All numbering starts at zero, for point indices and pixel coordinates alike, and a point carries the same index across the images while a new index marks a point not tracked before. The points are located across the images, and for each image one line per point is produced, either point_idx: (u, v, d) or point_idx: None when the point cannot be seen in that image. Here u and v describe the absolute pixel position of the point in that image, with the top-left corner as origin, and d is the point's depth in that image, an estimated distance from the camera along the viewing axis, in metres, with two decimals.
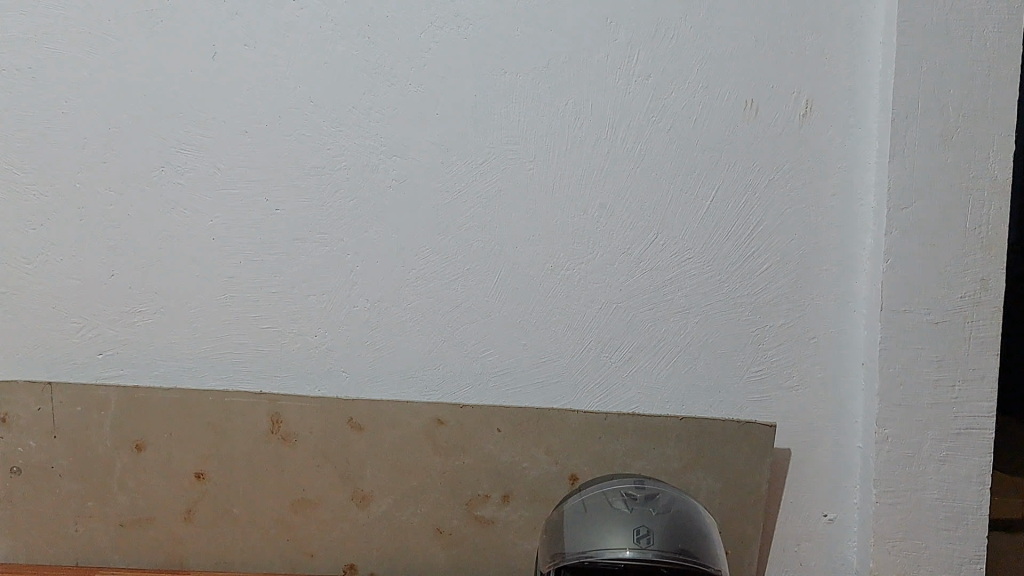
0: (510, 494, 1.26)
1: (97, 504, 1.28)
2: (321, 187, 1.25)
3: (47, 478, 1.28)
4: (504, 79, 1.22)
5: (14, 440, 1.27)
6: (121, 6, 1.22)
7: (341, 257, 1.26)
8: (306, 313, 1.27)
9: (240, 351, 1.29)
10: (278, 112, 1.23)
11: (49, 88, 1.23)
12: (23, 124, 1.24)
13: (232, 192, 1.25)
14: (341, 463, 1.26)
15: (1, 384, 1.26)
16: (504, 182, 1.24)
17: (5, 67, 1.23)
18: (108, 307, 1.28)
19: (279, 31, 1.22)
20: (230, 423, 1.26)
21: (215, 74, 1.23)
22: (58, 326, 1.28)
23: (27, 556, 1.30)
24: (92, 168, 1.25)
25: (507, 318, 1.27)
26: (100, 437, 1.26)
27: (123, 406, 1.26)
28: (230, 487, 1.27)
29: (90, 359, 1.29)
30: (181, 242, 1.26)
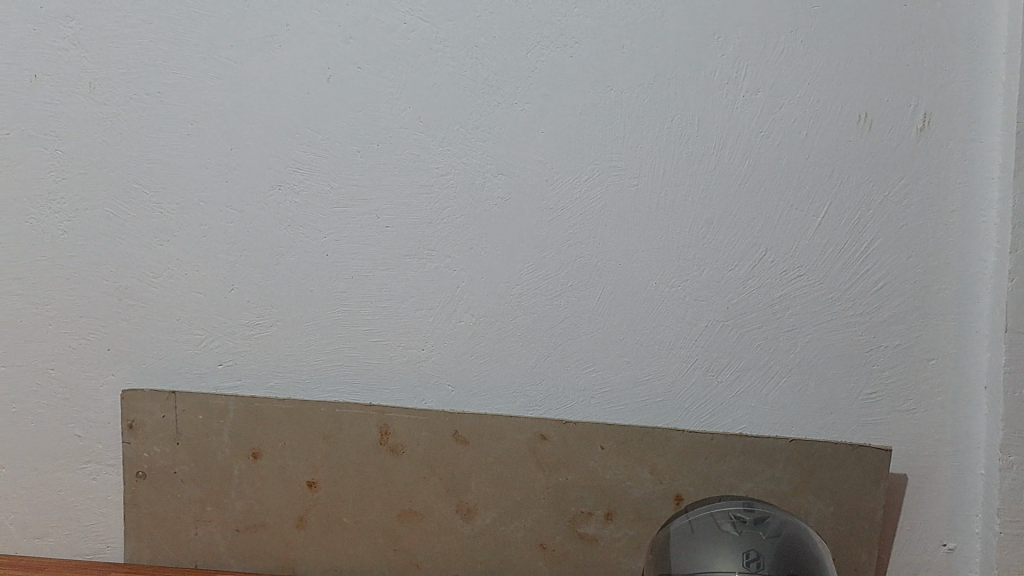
0: (614, 513, 1.26)
1: (215, 508, 1.34)
2: (429, 204, 1.28)
3: (170, 483, 1.35)
4: (610, 97, 1.22)
5: (141, 446, 1.34)
6: (241, 31, 1.27)
7: (447, 273, 1.28)
8: (414, 327, 1.30)
9: (350, 363, 1.32)
10: (390, 133, 1.27)
11: (176, 112, 1.30)
12: (150, 146, 1.31)
13: (345, 210, 1.29)
14: (446, 475, 1.28)
15: (129, 393, 1.34)
16: (610, 200, 1.24)
17: (136, 92, 1.30)
18: (227, 319, 1.33)
19: (390, 54, 1.25)
20: (340, 434, 1.29)
21: (328, 96, 1.27)
22: (181, 338, 1.35)
23: (151, 555, 1.37)
24: (215, 187, 1.31)
25: (612, 334, 1.27)
26: (220, 444, 1.32)
27: (240, 415, 1.31)
28: (339, 496, 1.31)
29: (211, 369, 1.35)
30: (295, 258, 1.31)
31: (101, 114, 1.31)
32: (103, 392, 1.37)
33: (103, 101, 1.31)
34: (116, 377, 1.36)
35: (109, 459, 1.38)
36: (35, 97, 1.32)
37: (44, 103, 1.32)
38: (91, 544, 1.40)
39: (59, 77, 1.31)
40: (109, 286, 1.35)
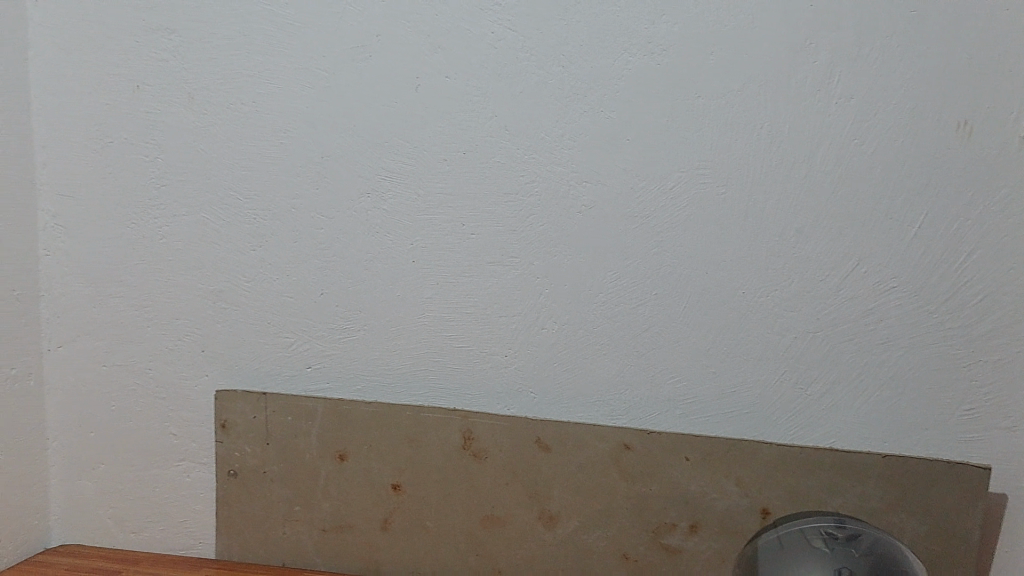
0: (698, 524, 1.24)
1: (303, 507, 1.37)
2: (515, 212, 1.28)
3: (260, 481, 1.39)
4: (698, 105, 1.21)
5: (233, 445, 1.39)
6: (332, 42, 1.30)
7: (532, 280, 1.29)
8: (499, 333, 1.31)
9: (435, 368, 1.34)
10: (476, 141, 1.28)
11: (269, 121, 1.34)
12: (245, 153, 1.35)
13: (431, 217, 1.31)
14: (529, 482, 1.28)
15: (222, 393, 1.38)
16: (697, 208, 1.23)
17: (232, 102, 1.35)
18: (316, 323, 1.36)
19: (477, 62, 1.26)
20: (425, 438, 1.31)
21: (416, 104, 1.29)
22: (272, 340, 1.38)
23: (241, 551, 1.41)
24: (306, 194, 1.34)
25: (698, 344, 1.25)
26: (308, 445, 1.35)
27: (327, 417, 1.34)
28: (423, 499, 1.32)
29: (299, 371, 1.38)
30: (382, 264, 1.33)
31: (199, 123, 1.36)
32: (197, 392, 1.41)
33: (202, 110, 1.36)
34: (210, 378, 1.41)
35: (202, 457, 1.42)
36: (139, 107, 1.37)
37: (148, 112, 1.37)
38: (184, 539, 1.44)
39: (161, 87, 1.36)
40: (204, 289, 1.39)
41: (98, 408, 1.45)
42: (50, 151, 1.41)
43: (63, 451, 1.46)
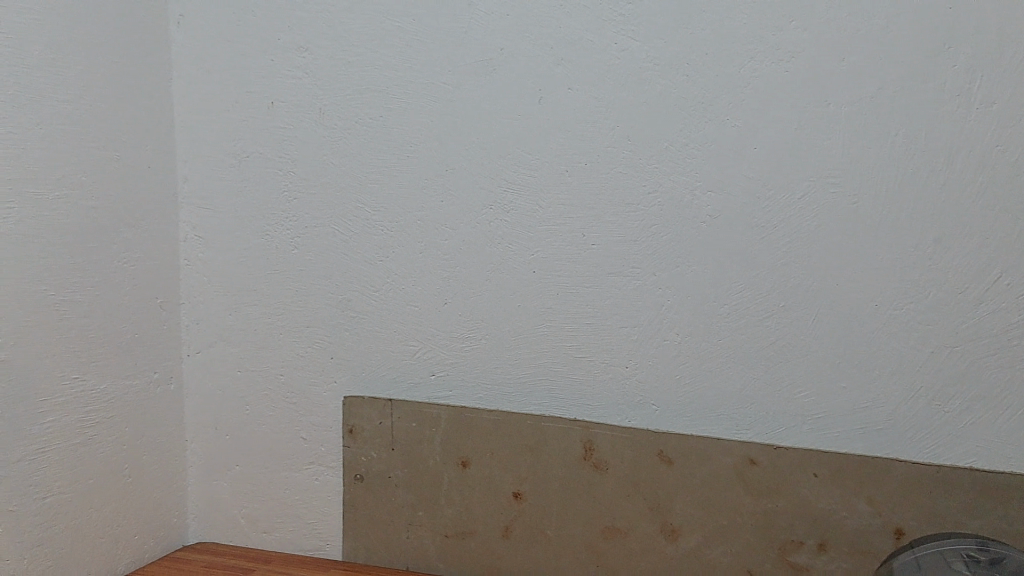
0: (827, 543, 1.21)
1: (426, 513, 1.40)
2: (637, 222, 1.28)
3: (386, 486, 1.42)
4: (827, 112, 1.18)
5: (360, 449, 1.43)
6: (457, 57, 1.33)
7: (654, 291, 1.28)
8: (620, 344, 1.30)
9: (554, 378, 1.34)
10: (598, 151, 1.28)
11: (396, 134, 1.38)
12: (372, 166, 1.40)
13: (553, 227, 1.32)
14: (651, 494, 1.27)
15: (351, 399, 1.43)
16: (826, 217, 1.20)
17: (361, 117, 1.39)
18: (440, 332, 1.39)
19: (600, 74, 1.27)
20: (546, 447, 1.32)
21: (539, 116, 1.30)
22: (397, 348, 1.42)
23: (367, 554, 1.45)
24: (430, 205, 1.37)
25: (827, 357, 1.22)
26: (431, 452, 1.38)
27: (451, 425, 1.37)
28: (544, 508, 1.33)
29: (423, 379, 1.41)
30: (504, 274, 1.35)
31: (330, 137, 1.41)
32: (326, 398, 1.46)
33: (332, 125, 1.41)
34: (337, 384, 1.45)
35: (329, 461, 1.46)
36: (273, 123, 1.44)
37: (281, 127, 1.44)
38: (312, 541, 1.49)
39: (294, 103, 1.42)
40: (333, 298, 1.44)
41: (233, 411, 1.51)
42: (192, 166, 1.49)
43: (201, 452, 1.54)
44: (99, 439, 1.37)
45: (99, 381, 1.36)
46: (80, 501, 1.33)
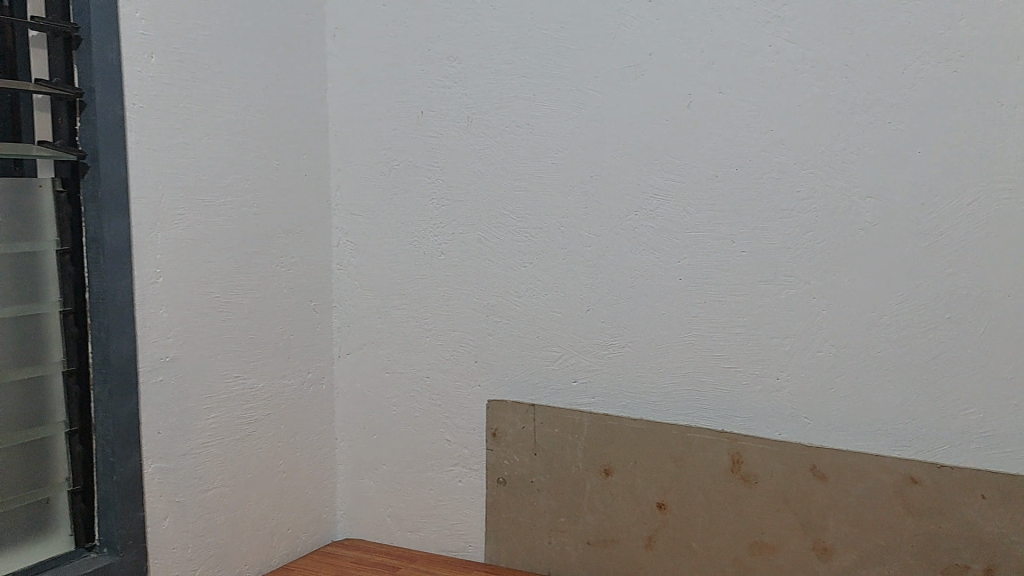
0: (996, 570, 1.13)
1: (568, 519, 1.40)
2: (789, 228, 1.24)
3: (529, 490, 1.43)
4: (1001, 113, 1.11)
5: (503, 453, 1.44)
6: (605, 63, 1.33)
7: (807, 300, 1.23)
8: (770, 354, 1.26)
9: (701, 388, 1.31)
10: (749, 155, 1.25)
11: (542, 141, 1.38)
12: (518, 173, 1.41)
13: (701, 233, 1.29)
14: (802, 510, 1.23)
15: (495, 403, 1.45)
16: (997, 224, 1.13)
17: (508, 124, 1.40)
18: (583, 338, 1.38)
19: (752, 76, 1.23)
20: (692, 458, 1.29)
21: (687, 121, 1.28)
22: (541, 354, 1.42)
23: (509, 557, 1.46)
24: (575, 211, 1.37)
25: (997, 372, 1.14)
26: (574, 458, 1.38)
27: (594, 431, 1.36)
28: (689, 520, 1.30)
29: (566, 385, 1.40)
30: (650, 281, 1.33)
31: (477, 144, 1.43)
32: (470, 402, 1.48)
33: (479, 133, 1.43)
34: (481, 388, 1.47)
35: (473, 464, 1.48)
36: (422, 131, 1.47)
37: (430, 135, 1.47)
38: (455, 542, 1.51)
39: (443, 112, 1.45)
40: (478, 303, 1.46)
41: (380, 412, 1.55)
42: (345, 174, 1.55)
43: (350, 451, 1.59)
44: (257, 435, 1.43)
45: (258, 380, 1.43)
46: (239, 494, 1.40)
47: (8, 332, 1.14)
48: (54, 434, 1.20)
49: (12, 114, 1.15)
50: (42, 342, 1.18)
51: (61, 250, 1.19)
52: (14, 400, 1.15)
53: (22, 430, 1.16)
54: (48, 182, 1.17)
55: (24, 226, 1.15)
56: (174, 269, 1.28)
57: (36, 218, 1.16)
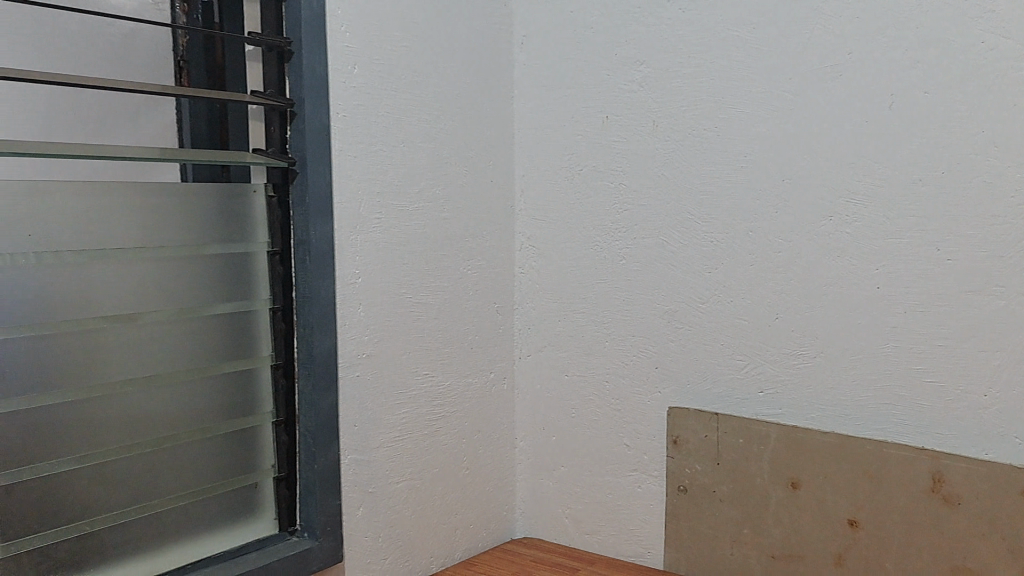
0: None
1: (752, 532, 1.37)
2: (1001, 236, 1.16)
3: (710, 500, 1.41)
4: None
5: (684, 461, 1.43)
6: (799, 64, 1.29)
7: (1020, 312, 1.16)
8: (976, 369, 1.19)
9: (898, 402, 1.25)
10: (957, 159, 1.18)
11: (730, 145, 1.36)
12: (705, 177, 1.39)
13: (900, 240, 1.23)
14: (1011, 536, 1.15)
15: (677, 411, 1.43)
16: None
17: (695, 128, 1.39)
18: (771, 347, 1.35)
19: (962, 76, 1.17)
20: (888, 475, 1.24)
21: (888, 123, 1.23)
22: (725, 362, 1.39)
23: (689, 565, 1.44)
24: (764, 216, 1.34)
25: None
26: (760, 469, 1.35)
27: (781, 443, 1.33)
28: (884, 539, 1.25)
29: (752, 395, 1.37)
30: (843, 288, 1.28)
31: (662, 149, 1.42)
32: (650, 407, 1.47)
33: (665, 138, 1.42)
34: (662, 395, 1.45)
35: (653, 470, 1.47)
36: (607, 136, 1.48)
37: (616, 140, 1.47)
38: (633, 547, 1.50)
39: (628, 116, 1.45)
40: (659, 309, 1.45)
41: (559, 414, 1.57)
42: (530, 179, 1.58)
43: (530, 451, 1.62)
44: (443, 432, 1.48)
45: (444, 378, 1.48)
46: (426, 487, 1.45)
47: (223, 327, 1.23)
48: (262, 423, 1.28)
49: (222, 124, 1.25)
50: (252, 337, 1.26)
51: (271, 251, 1.27)
52: (228, 390, 1.24)
53: (236, 418, 1.24)
54: (260, 188, 1.26)
55: (239, 227, 1.24)
56: (372, 270, 1.35)
57: (249, 221, 1.25)
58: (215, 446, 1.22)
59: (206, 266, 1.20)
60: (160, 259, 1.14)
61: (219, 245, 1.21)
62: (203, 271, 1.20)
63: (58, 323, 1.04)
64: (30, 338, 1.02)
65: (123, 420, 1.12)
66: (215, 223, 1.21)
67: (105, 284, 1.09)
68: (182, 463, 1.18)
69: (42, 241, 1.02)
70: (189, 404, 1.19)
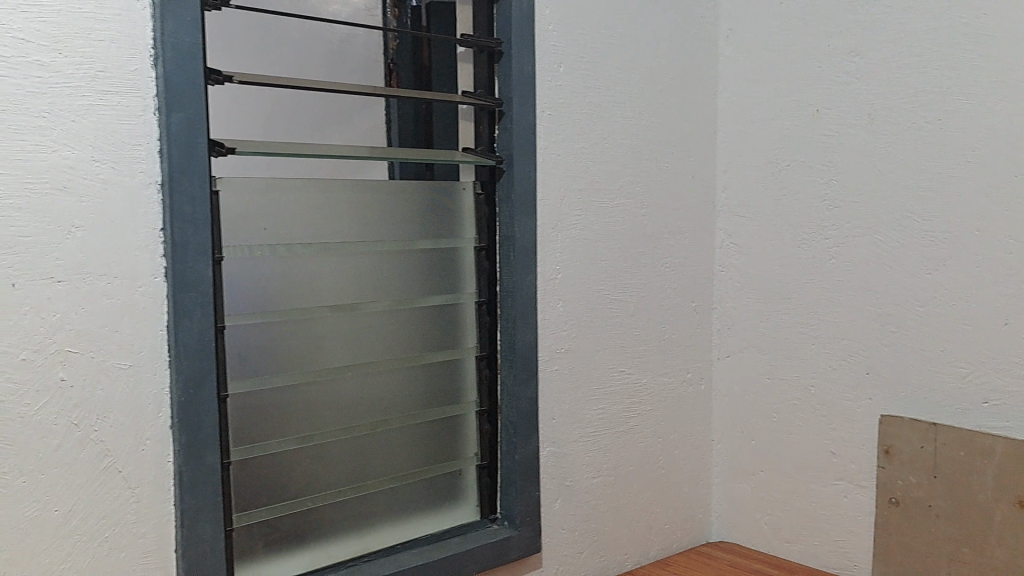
0: None
1: (972, 552, 1.27)
2: None
3: (925, 515, 1.33)
4: None
5: (896, 472, 1.36)
6: None
7: None
8: None
9: None
10: None
11: (953, 138, 1.27)
12: (924, 173, 1.31)
13: None
14: None
15: (890, 418, 1.36)
16: None
17: (915, 121, 1.31)
18: (995, 356, 1.25)
19: None
20: None
21: None
22: (943, 370, 1.31)
23: None
24: (992, 214, 1.24)
25: None
26: (982, 485, 1.26)
27: (1007, 458, 1.23)
28: None
29: (974, 406, 1.28)
30: None
31: (877, 143, 1.36)
32: (858, 414, 1.41)
33: (881, 132, 1.35)
34: (872, 402, 1.39)
35: (860, 480, 1.41)
36: (818, 131, 1.43)
37: (826, 134, 1.42)
38: (839, 559, 1.45)
39: (840, 110, 1.40)
40: (869, 310, 1.38)
41: (759, 416, 1.54)
42: (732, 176, 1.55)
43: (727, 454, 1.59)
44: (639, 430, 1.48)
45: (641, 376, 1.47)
46: (621, 484, 1.46)
47: (432, 318, 1.28)
48: (466, 412, 1.32)
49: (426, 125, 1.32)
50: (459, 329, 1.31)
51: (479, 246, 1.31)
52: (436, 379, 1.28)
53: (442, 406, 1.29)
54: (469, 185, 1.30)
55: (449, 223, 1.28)
56: (573, 266, 1.36)
57: (458, 216, 1.29)
58: (422, 433, 1.27)
59: (418, 260, 1.25)
60: (378, 252, 1.20)
61: (430, 240, 1.26)
62: (416, 264, 1.25)
63: (287, 309, 1.11)
64: (264, 322, 1.09)
65: (342, 404, 1.18)
66: (428, 218, 1.25)
67: (329, 275, 1.15)
68: (393, 447, 1.24)
69: (276, 233, 1.09)
70: (400, 391, 1.24)
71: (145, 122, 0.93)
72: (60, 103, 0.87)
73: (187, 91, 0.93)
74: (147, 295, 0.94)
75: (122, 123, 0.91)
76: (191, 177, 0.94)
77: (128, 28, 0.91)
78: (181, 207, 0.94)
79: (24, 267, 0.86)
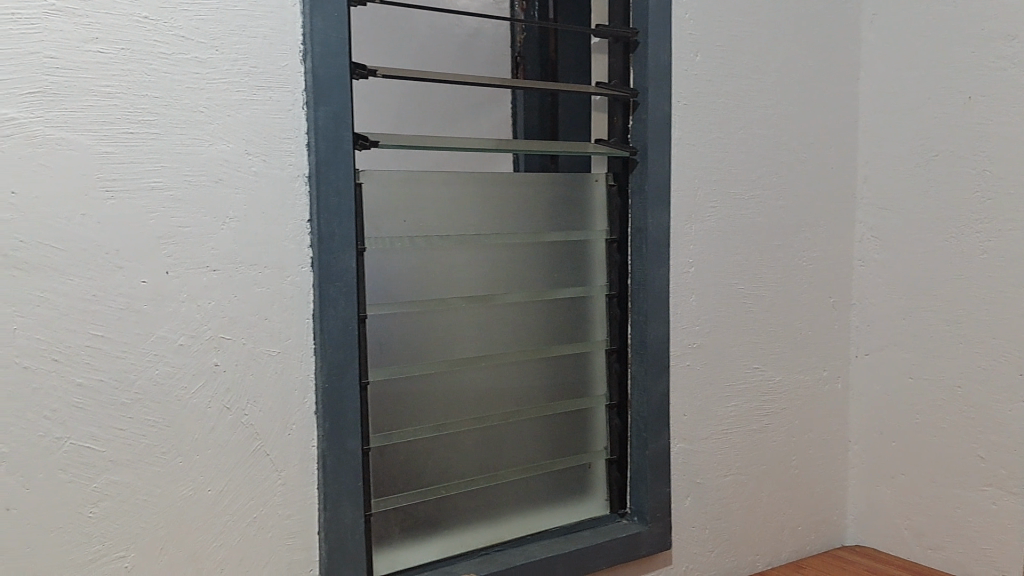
0: None
1: None
2: None
3: None
4: None
5: None
6: None
7: None
8: None
9: None
10: None
11: None
12: None
13: None
14: None
15: None
16: None
17: None
18: None
19: None
20: None
21: None
22: None
23: None
24: None
25: None
26: None
27: None
28: None
29: None
30: None
31: None
32: (1009, 418, 1.33)
33: None
34: None
35: (1011, 487, 1.33)
36: (969, 118, 1.35)
37: (978, 123, 1.34)
38: (986, 568, 1.37)
39: (994, 96, 1.32)
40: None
41: (900, 417, 1.47)
42: (873, 167, 1.49)
43: (865, 455, 1.53)
44: (772, 428, 1.44)
45: (775, 373, 1.44)
46: (753, 483, 1.42)
47: (563, 311, 1.27)
48: (595, 405, 1.31)
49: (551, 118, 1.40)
50: (589, 322, 1.30)
51: (610, 239, 1.30)
52: (565, 371, 1.28)
53: (572, 399, 1.29)
54: (602, 177, 1.29)
55: (581, 216, 1.27)
56: (707, 260, 1.34)
57: (590, 209, 1.28)
58: (552, 425, 1.27)
59: (550, 252, 1.25)
60: (510, 243, 1.21)
61: (562, 232, 1.26)
62: (547, 256, 1.25)
63: (424, 300, 1.13)
64: (402, 312, 1.11)
65: (474, 394, 1.19)
66: (560, 210, 1.25)
67: (463, 266, 1.16)
68: (523, 438, 1.25)
69: (415, 225, 1.11)
70: (531, 383, 1.25)
71: (295, 116, 0.95)
72: (217, 98, 0.91)
73: (334, 84, 0.96)
74: (295, 285, 0.97)
75: (274, 118, 0.94)
76: (336, 169, 0.96)
77: (280, 25, 0.94)
78: (327, 198, 0.96)
79: (183, 257, 0.90)
